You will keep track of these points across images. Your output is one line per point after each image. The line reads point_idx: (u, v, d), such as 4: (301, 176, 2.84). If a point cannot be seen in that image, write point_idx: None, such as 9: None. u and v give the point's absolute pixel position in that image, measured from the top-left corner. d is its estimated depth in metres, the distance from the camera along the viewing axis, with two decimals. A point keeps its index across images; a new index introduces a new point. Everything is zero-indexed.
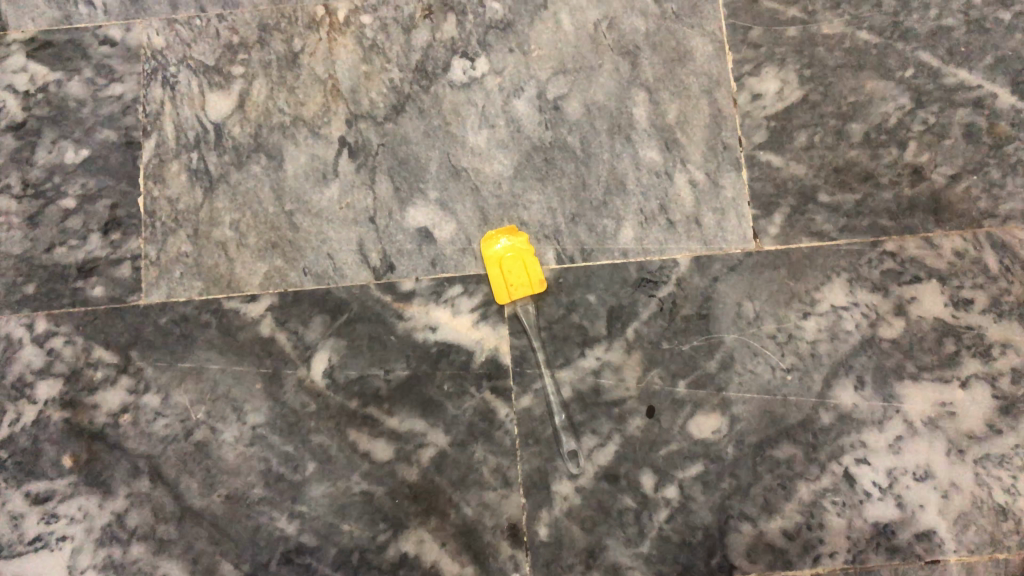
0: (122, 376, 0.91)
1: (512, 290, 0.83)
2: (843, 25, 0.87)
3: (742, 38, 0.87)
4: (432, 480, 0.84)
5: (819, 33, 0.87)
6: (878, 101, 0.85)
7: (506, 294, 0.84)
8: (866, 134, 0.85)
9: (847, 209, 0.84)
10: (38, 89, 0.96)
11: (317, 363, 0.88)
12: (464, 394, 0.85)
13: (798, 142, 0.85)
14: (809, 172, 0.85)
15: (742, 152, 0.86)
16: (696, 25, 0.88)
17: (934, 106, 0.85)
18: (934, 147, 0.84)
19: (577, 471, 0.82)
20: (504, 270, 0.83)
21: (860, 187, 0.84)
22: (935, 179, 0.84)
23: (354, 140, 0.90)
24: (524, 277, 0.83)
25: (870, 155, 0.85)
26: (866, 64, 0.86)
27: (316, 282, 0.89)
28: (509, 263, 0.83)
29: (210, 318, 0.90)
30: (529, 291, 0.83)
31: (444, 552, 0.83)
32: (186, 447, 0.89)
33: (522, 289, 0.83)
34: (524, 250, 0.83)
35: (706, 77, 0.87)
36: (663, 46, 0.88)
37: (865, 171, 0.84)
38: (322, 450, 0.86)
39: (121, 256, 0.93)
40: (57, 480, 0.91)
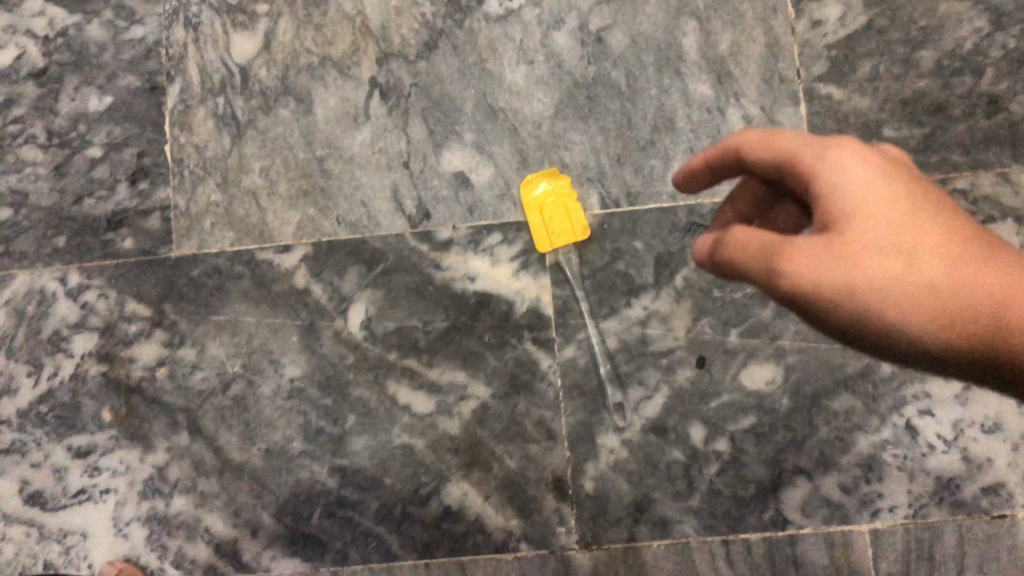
0: (157, 329, 0.90)
1: (554, 236, 0.80)
2: None
3: None
4: (474, 434, 0.82)
5: None
6: (951, 25, 0.79)
7: (547, 241, 0.80)
8: (936, 62, 0.79)
9: (915, 144, 0.78)
10: (58, 33, 0.93)
11: (353, 315, 0.85)
12: (505, 346, 0.82)
13: (862, 73, 0.80)
14: (873, 105, 0.79)
15: (800, 84, 0.80)
16: None
17: (1014, 29, 0.79)
18: (1013, 74, 0.78)
19: (623, 424, 0.79)
20: (546, 215, 0.80)
21: (930, 121, 0.78)
22: (1013, 110, 0.78)
23: (386, 80, 0.86)
24: (567, 224, 0.80)
25: (941, 85, 0.79)
26: None
27: (350, 231, 0.86)
28: (550, 208, 0.80)
29: (243, 270, 0.88)
30: (572, 239, 0.80)
31: (487, 507, 0.81)
32: (223, 401, 0.88)
33: (564, 237, 0.80)
34: (565, 195, 0.80)
35: (761, 4, 0.81)
36: None
37: (935, 103, 0.79)
38: (362, 403, 0.84)
39: (151, 206, 0.91)
40: (98, 433, 0.90)
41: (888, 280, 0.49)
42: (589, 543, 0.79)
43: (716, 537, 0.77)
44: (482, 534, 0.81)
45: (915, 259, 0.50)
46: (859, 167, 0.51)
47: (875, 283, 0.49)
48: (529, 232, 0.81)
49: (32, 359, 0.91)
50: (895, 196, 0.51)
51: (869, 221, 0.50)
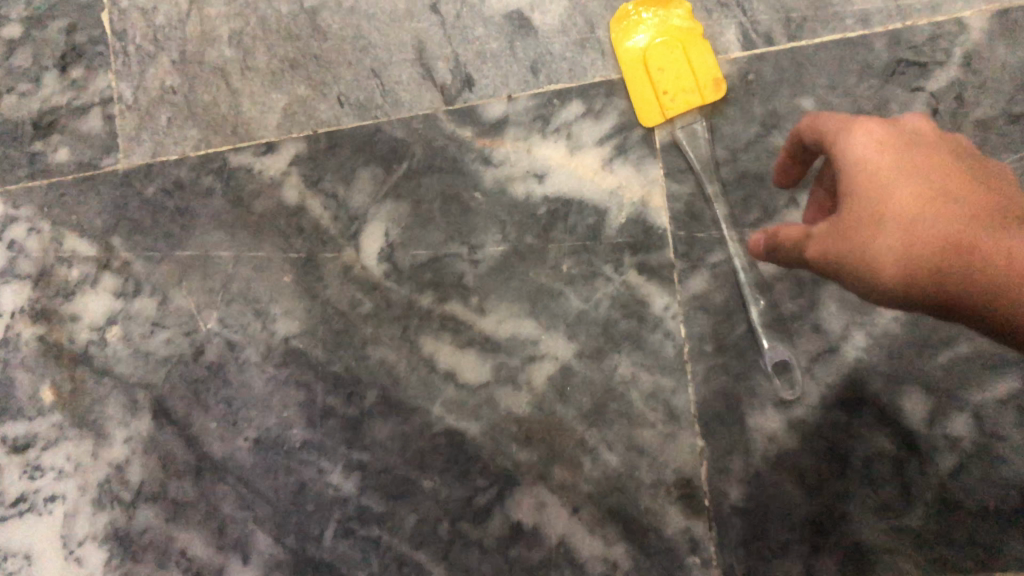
0: (105, 275, 0.63)
1: (667, 101, 0.52)
2: None
3: None
4: (552, 413, 0.53)
5: None
6: None
7: (659, 109, 0.52)
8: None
9: None
10: None
11: (367, 242, 0.57)
12: (593, 278, 0.53)
13: None
14: None
15: None
16: None
17: None
18: None
19: (789, 395, 0.50)
20: (652, 74, 0.52)
21: None
22: None
23: None
24: (687, 77, 0.52)
25: None
26: None
27: (357, 115, 0.58)
28: (659, 60, 0.52)
29: (213, 183, 0.61)
30: (697, 103, 0.52)
31: (577, 525, 0.52)
32: (195, 370, 0.62)
33: (684, 97, 0.52)
34: (682, 40, 0.52)
35: None
36: None
37: None
38: (385, 370, 0.57)
39: (88, 101, 0.64)
40: (37, 420, 0.63)
41: (888, 250, 0.38)
42: None
43: None
44: (571, 567, 0.52)
45: (924, 220, 0.38)
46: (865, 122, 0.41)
47: (881, 256, 0.39)
48: (632, 100, 0.53)
49: None
50: (899, 144, 0.40)
51: (865, 184, 0.39)
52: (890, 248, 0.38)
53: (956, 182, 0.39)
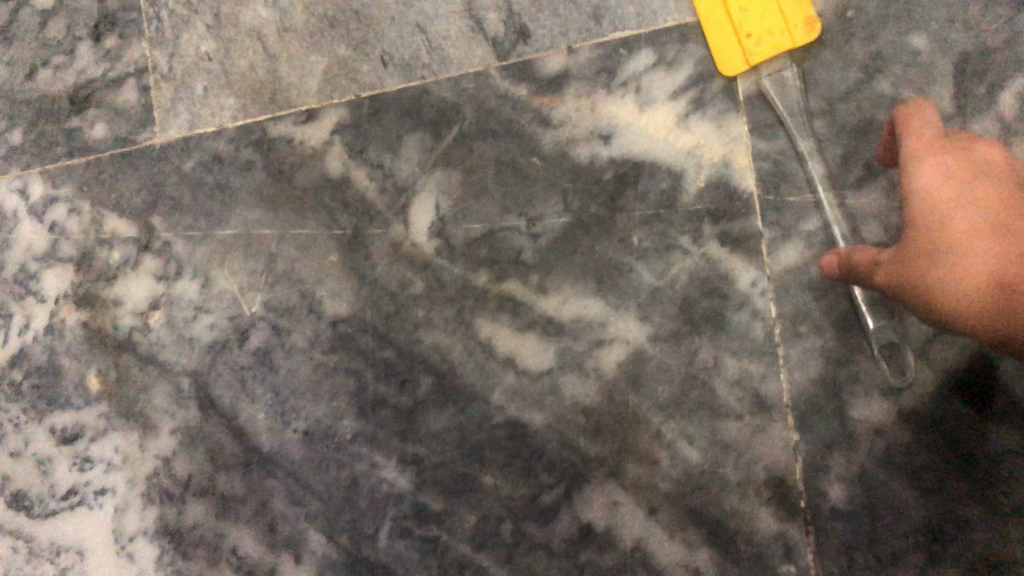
0: (147, 256, 0.59)
1: (750, 46, 0.46)
2: None
3: None
4: (624, 403, 0.47)
5: None
6: None
7: (740, 55, 0.46)
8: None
9: None
10: None
11: (417, 216, 0.52)
12: (669, 251, 0.47)
13: None
14: None
15: None
16: None
17: None
18: None
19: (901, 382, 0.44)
20: (733, 17, 0.46)
21: None
22: None
23: None
24: (773, 17, 0.45)
25: None
26: None
27: (402, 76, 0.52)
28: (740, 0, 0.46)
29: (252, 155, 0.56)
30: (786, 46, 0.45)
31: (655, 528, 0.47)
32: (242, 358, 0.56)
33: (772, 40, 0.45)
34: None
35: None
36: None
37: None
38: (440, 357, 0.51)
39: (123, 73, 0.60)
40: (85, 410, 0.59)
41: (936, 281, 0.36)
42: None
43: None
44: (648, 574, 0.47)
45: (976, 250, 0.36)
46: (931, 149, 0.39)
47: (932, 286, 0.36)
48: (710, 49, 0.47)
49: None
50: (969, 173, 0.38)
51: (924, 212, 0.38)
52: (936, 276, 0.36)
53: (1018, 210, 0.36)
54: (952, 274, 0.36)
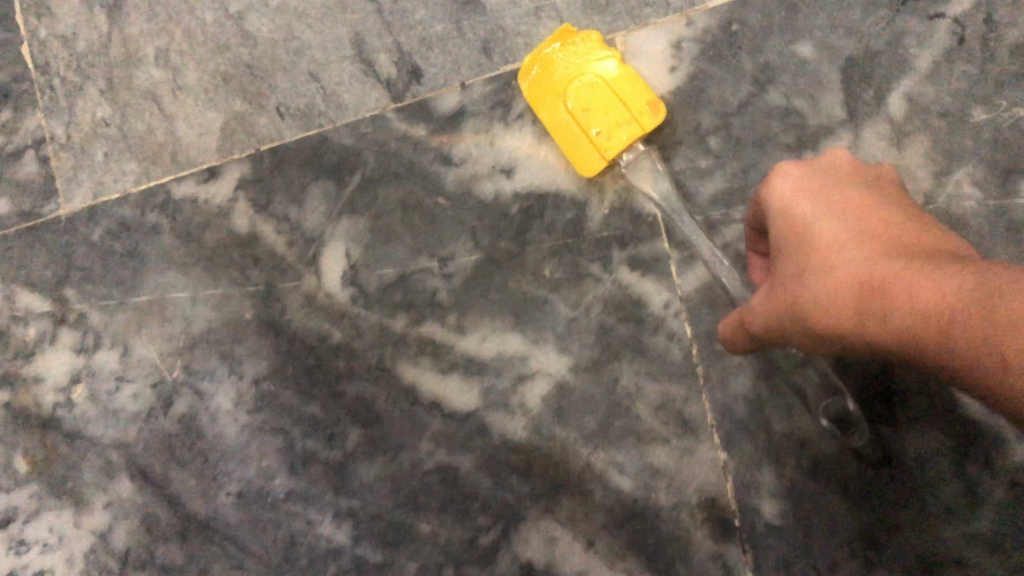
0: (63, 330, 0.57)
1: (603, 144, 0.45)
2: None
3: None
4: (552, 437, 0.47)
5: None
6: None
7: (597, 154, 0.45)
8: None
9: None
10: None
11: (329, 266, 0.51)
12: (580, 281, 0.47)
13: None
14: None
15: None
16: None
17: None
18: None
19: (861, 444, 0.43)
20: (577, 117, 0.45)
21: None
22: None
23: None
24: (615, 111, 0.45)
25: None
26: None
27: (300, 126, 0.52)
28: (580, 101, 0.45)
29: (159, 220, 0.55)
30: (638, 134, 0.44)
31: (594, 560, 0.46)
32: (168, 426, 0.55)
33: (622, 132, 0.45)
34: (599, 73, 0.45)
35: None
36: None
37: None
38: (365, 405, 0.50)
39: (21, 144, 0.58)
40: (15, 493, 0.56)
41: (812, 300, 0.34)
42: None
43: None
44: None
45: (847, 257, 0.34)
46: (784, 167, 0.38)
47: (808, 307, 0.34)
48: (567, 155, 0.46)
49: None
50: (828, 184, 0.37)
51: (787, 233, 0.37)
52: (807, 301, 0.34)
53: (878, 210, 0.36)
54: (824, 291, 0.34)
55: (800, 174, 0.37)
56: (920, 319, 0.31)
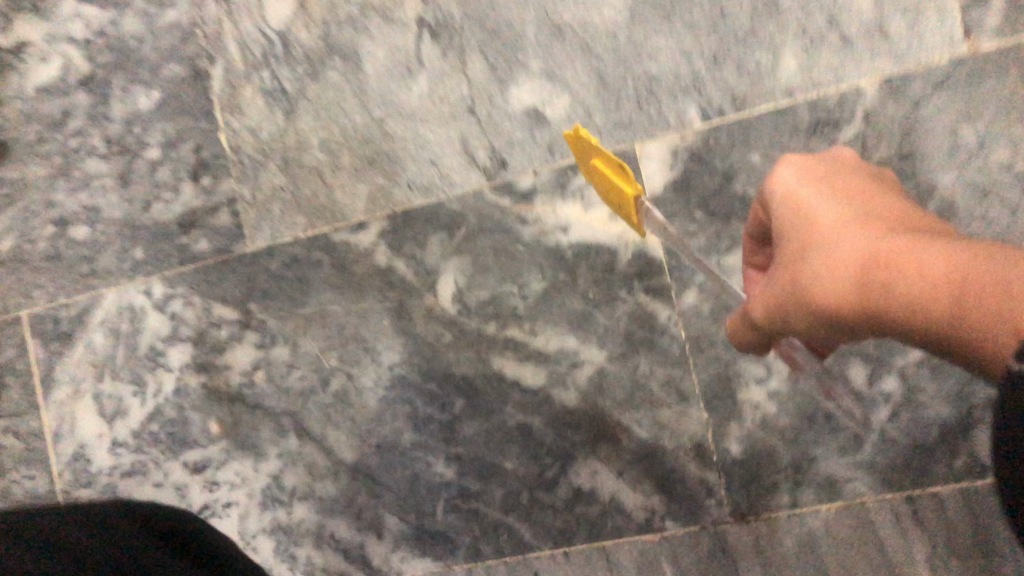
0: (247, 332, 0.82)
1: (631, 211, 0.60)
2: None
3: None
4: (594, 405, 0.72)
5: None
6: None
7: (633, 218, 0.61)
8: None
9: None
10: (97, 35, 0.86)
11: (442, 289, 0.76)
12: (614, 301, 0.72)
13: None
14: None
15: None
16: None
17: None
18: None
19: (819, 428, 0.67)
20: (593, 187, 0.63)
21: None
22: None
23: (434, 18, 0.76)
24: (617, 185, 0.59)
25: None
26: None
27: (424, 196, 0.77)
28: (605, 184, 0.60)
29: (322, 256, 0.80)
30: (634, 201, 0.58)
31: (622, 484, 0.71)
32: (326, 398, 0.79)
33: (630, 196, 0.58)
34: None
35: None
36: None
37: None
38: (468, 384, 0.75)
39: (217, 202, 0.83)
40: (209, 447, 0.82)
41: (800, 275, 0.47)
42: (745, 515, 0.69)
43: (895, 495, 0.66)
44: (620, 515, 0.71)
45: (832, 238, 0.47)
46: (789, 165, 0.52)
47: (796, 281, 0.47)
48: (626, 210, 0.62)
49: (136, 378, 0.84)
50: (824, 180, 0.51)
51: (789, 218, 0.50)
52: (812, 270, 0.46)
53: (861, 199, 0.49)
54: (826, 261, 0.46)
55: (801, 171, 0.52)
56: (900, 275, 0.41)
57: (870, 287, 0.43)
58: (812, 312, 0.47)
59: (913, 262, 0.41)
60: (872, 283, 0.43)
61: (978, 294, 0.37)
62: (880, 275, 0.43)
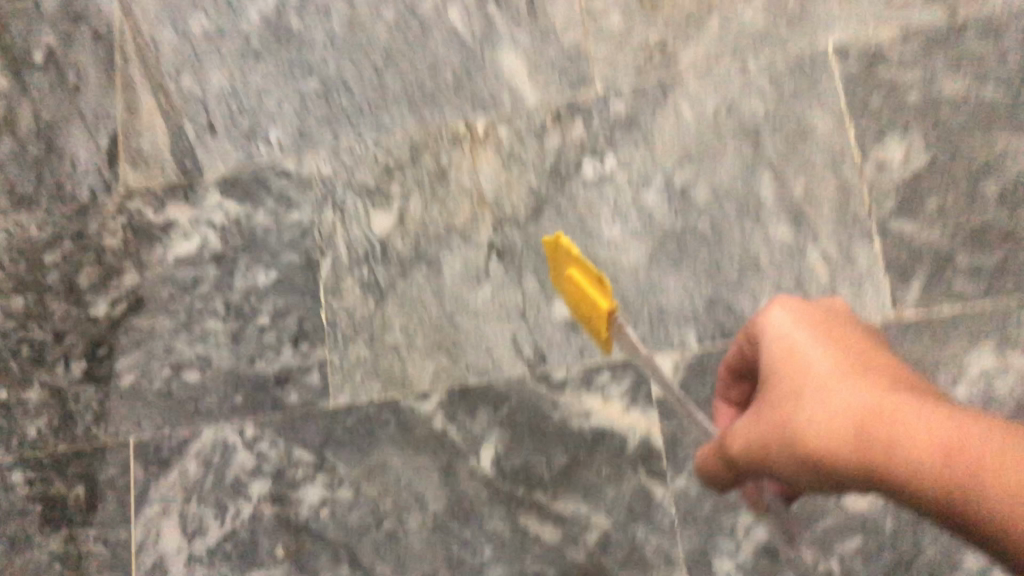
0: (320, 473, 0.97)
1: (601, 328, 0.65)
2: (967, 87, 0.89)
3: (861, 106, 0.90)
4: (599, 561, 0.89)
5: (943, 97, 0.89)
6: (1014, 155, 0.87)
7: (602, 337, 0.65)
8: (976, 171, 0.87)
9: (990, 269, 0.85)
10: (232, 222, 1.04)
11: (484, 453, 0.94)
12: (621, 478, 0.90)
13: (930, 206, 0.87)
14: (944, 238, 0.87)
15: (872, 221, 0.88)
16: (813, 100, 0.91)
17: None
18: None
19: None
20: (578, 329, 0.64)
21: (1001, 247, 0.85)
22: None
23: (501, 242, 0.97)
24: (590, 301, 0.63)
25: (1008, 213, 0.86)
26: (995, 122, 0.88)
27: (479, 377, 0.96)
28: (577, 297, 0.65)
29: (389, 416, 0.97)
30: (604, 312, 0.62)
31: None
32: (378, 536, 0.95)
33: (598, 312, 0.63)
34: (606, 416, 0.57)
35: (829, 151, 0.90)
36: (785, 125, 0.91)
37: (1004, 231, 0.86)
38: (497, 535, 0.92)
39: (311, 364, 1.00)
40: (272, 568, 0.96)
41: (792, 416, 0.57)
42: None
43: None
44: None
45: (824, 388, 0.56)
46: (779, 311, 0.62)
47: (789, 423, 0.57)
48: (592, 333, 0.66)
49: (218, 503, 0.99)
50: (809, 327, 0.61)
51: (781, 361, 0.60)
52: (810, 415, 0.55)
53: (845, 350, 0.59)
54: (823, 412, 0.55)
55: (792, 318, 0.62)
56: (900, 440, 0.50)
57: (864, 441, 0.52)
58: (801, 453, 0.56)
59: (904, 421, 0.51)
60: (861, 433, 0.52)
61: (959, 462, 0.47)
62: (877, 430, 0.52)
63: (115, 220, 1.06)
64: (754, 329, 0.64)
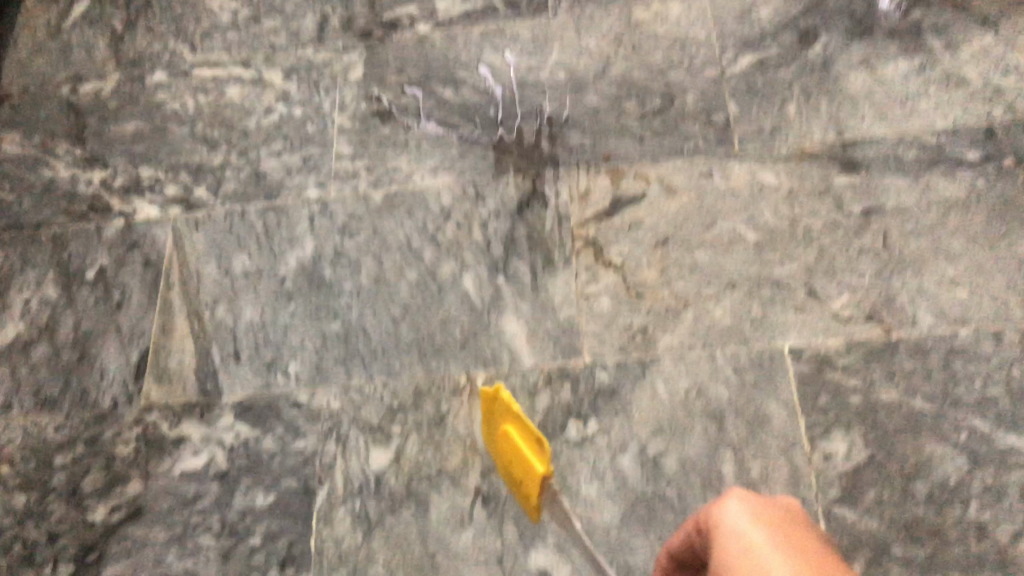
0: None
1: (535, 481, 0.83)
2: (900, 393, 0.95)
3: (812, 404, 0.96)
4: None
5: (880, 400, 0.95)
6: (938, 461, 0.92)
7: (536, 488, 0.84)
8: (930, 492, 0.90)
9: (920, 562, 0.87)
10: (240, 444, 1.04)
11: None
12: None
13: (869, 498, 0.91)
14: (881, 527, 0.89)
15: (819, 506, 0.91)
16: (770, 393, 0.97)
17: (990, 468, 0.91)
18: (996, 505, 0.89)
19: None
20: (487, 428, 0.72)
21: (930, 541, 0.88)
22: (999, 538, 0.88)
23: (487, 488, 0.98)
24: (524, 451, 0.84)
25: (936, 511, 0.89)
26: (924, 427, 0.94)
27: None
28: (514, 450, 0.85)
29: None
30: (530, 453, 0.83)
31: None
32: None
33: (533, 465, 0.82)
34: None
35: (783, 438, 0.95)
36: (745, 410, 0.96)
37: (933, 527, 0.89)
38: None
39: None
40: None
41: None
42: None
43: None
44: None
45: None
46: (733, 502, 0.63)
47: None
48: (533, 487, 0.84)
49: None
50: (757, 521, 0.62)
51: (721, 555, 0.61)
52: None
53: (782, 548, 0.59)
54: None
55: (743, 505, 0.63)
56: None
57: None
58: None
59: None
60: None
61: None
62: None
63: (130, 431, 1.06)
64: (706, 516, 0.65)
